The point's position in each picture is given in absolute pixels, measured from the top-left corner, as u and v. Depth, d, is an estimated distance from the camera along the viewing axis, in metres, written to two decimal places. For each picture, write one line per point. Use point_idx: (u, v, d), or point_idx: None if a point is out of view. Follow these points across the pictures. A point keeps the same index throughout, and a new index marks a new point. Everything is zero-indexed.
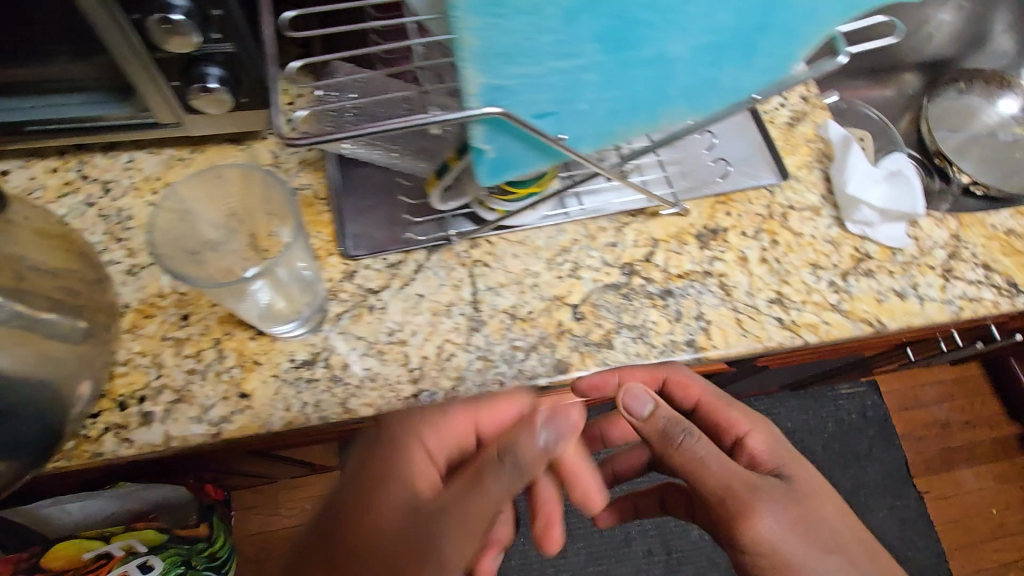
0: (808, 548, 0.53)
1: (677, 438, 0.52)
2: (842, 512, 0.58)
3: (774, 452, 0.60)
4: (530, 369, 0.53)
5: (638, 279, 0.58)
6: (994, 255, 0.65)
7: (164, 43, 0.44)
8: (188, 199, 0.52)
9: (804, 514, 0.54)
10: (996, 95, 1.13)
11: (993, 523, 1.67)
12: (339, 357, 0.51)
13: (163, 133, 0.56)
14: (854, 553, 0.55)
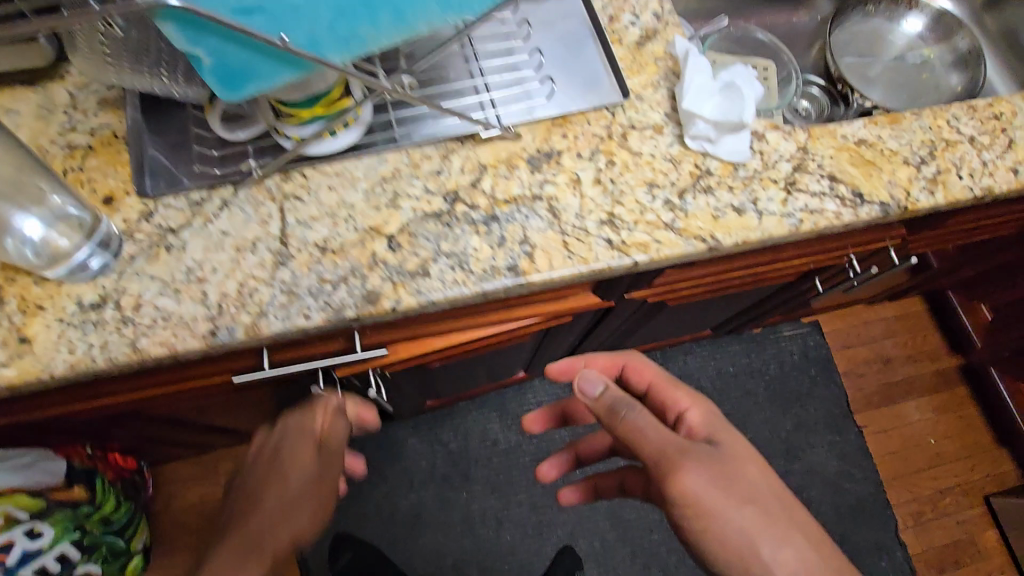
0: (728, 501, 0.58)
1: (621, 412, 0.61)
2: (767, 472, 0.63)
3: (711, 426, 0.67)
4: (338, 302, 0.51)
5: (462, 205, 0.57)
6: (842, 165, 0.64)
7: None
8: None
9: (725, 472, 0.60)
10: (902, 15, 1.09)
11: (929, 453, 1.67)
12: (130, 298, 0.49)
13: None
14: (771, 507, 0.60)
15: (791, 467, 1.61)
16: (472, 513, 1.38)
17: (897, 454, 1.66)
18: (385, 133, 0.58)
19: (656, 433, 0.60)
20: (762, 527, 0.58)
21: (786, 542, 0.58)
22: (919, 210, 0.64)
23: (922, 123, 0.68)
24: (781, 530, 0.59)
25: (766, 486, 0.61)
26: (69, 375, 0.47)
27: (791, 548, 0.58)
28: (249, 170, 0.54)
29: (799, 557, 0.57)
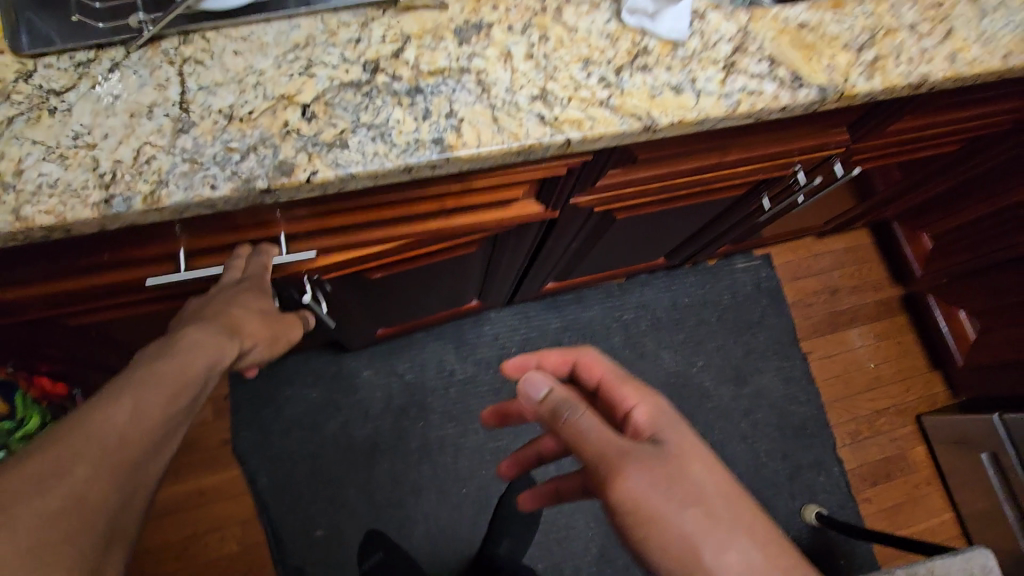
0: (670, 505, 0.51)
1: (563, 415, 0.55)
2: (713, 468, 0.54)
3: (663, 418, 0.59)
4: (247, 172, 0.48)
5: (382, 76, 0.53)
6: (782, 48, 0.63)
7: None
8: None
9: (669, 474, 0.52)
10: None
11: (869, 376, 1.76)
12: (10, 163, 0.45)
13: None
14: (717, 507, 0.52)
15: (741, 392, 1.68)
16: (429, 440, 1.39)
17: (839, 378, 1.74)
18: None
19: (600, 436, 0.54)
20: (709, 531, 0.51)
21: (737, 549, 0.50)
22: (856, 95, 0.63)
23: (864, 9, 0.67)
24: (732, 538, 0.51)
25: (719, 489, 0.53)
26: None
27: (744, 553, 0.50)
28: (139, 27, 0.49)
29: (744, 560, 0.50)
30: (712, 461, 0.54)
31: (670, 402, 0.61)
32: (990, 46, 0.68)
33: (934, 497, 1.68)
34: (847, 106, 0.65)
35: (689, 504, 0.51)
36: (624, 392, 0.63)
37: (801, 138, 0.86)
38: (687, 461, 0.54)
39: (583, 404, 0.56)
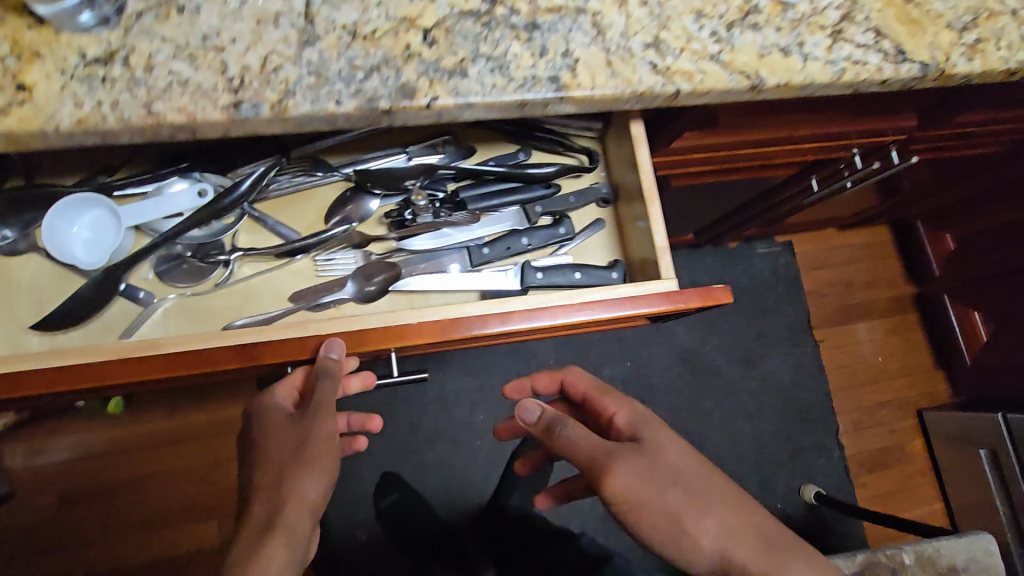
0: (654, 490, 0.56)
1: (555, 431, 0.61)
2: (689, 450, 0.61)
3: (639, 420, 0.65)
4: (370, 92, 0.48)
5: (502, 8, 0.53)
6: (888, 21, 0.62)
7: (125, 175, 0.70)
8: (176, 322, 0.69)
9: (653, 462, 0.59)
10: None
11: (875, 369, 1.80)
12: (141, 57, 0.44)
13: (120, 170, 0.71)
14: (692, 483, 0.59)
15: (752, 373, 1.71)
16: (445, 392, 1.42)
17: (846, 369, 1.78)
18: None
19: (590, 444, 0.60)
20: (686, 504, 0.57)
21: (714, 516, 0.57)
22: (954, 76, 0.63)
23: None
24: (712, 508, 0.57)
25: (693, 469, 0.60)
26: (74, 134, 0.43)
27: (724, 521, 0.56)
28: None
29: (721, 524, 0.56)
30: (684, 442, 0.62)
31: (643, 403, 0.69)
32: None
33: (924, 487, 1.75)
34: (941, 86, 0.65)
35: (674, 483, 0.57)
36: (607, 403, 0.71)
37: (867, 121, 0.86)
38: (666, 450, 0.60)
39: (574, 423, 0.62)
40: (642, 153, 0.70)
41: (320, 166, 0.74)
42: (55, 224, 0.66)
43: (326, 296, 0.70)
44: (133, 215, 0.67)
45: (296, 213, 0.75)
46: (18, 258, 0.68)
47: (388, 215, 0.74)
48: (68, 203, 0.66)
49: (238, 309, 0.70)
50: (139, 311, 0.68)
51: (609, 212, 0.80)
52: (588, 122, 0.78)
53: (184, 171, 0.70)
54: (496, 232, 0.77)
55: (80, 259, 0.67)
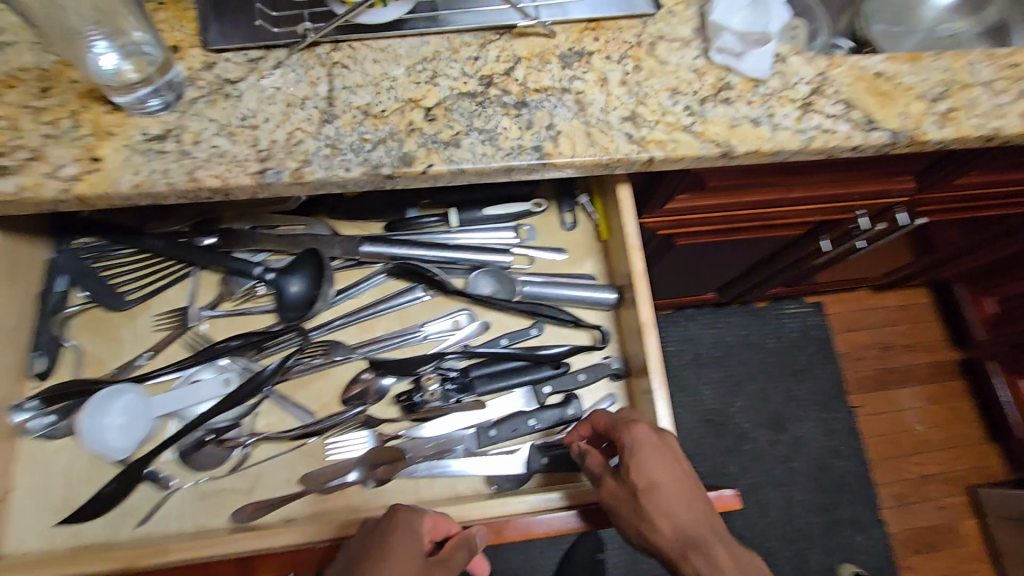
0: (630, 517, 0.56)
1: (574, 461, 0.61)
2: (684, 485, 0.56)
3: (655, 460, 0.56)
4: (376, 160, 0.56)
5: (495, 90, 0.61)
6: (858, 94, 0.67)
7: (155, 312, 0.68)
8: (187, 510, 0.62)
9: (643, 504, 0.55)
10: None
11: (917, 439, 1.68)
12: (191, 134, 0.54)
13: (148, 294, 0.68)
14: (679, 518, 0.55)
15: (783, 439, 1.63)
16: None
17: (886, 438, 1.68)
18: (427, 13, 0.63)
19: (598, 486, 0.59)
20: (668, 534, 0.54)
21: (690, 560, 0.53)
22: (927, 142, 0.67)
23: (940, 64, 0.71)
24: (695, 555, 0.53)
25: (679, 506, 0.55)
26: (131, 195, 0.52)
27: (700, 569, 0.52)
28: (303, 34, 0.59)
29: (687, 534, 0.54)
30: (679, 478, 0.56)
31: (662, 443, 0.57)
32: None
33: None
34: (917, 151, 0.68)
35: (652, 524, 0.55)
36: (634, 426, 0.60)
37: (862, 185, 0.89)
38: (666, 497, 0.55)
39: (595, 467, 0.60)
40: (652, 344, 0.65)
41: (338, 348, 0.68)
42: (89, 421, 0.60)
43: (332, 480, 0.63)
44: (162, 404, 0.62)
45: (311, 393, 0.68)
46: (58, 442, 0.63)
47: (400, 398, 0.67)
48: (100, 393, 0.61)
49: (248, 493, 0.63)
50: (159, 497, 0.62)
51: (620, 385, 0.71)
52: (600, 299, 0.71)
53: (210, 357, 0.65)
54: (507, 412, 0.68)
55: (115, 447, 0.61)
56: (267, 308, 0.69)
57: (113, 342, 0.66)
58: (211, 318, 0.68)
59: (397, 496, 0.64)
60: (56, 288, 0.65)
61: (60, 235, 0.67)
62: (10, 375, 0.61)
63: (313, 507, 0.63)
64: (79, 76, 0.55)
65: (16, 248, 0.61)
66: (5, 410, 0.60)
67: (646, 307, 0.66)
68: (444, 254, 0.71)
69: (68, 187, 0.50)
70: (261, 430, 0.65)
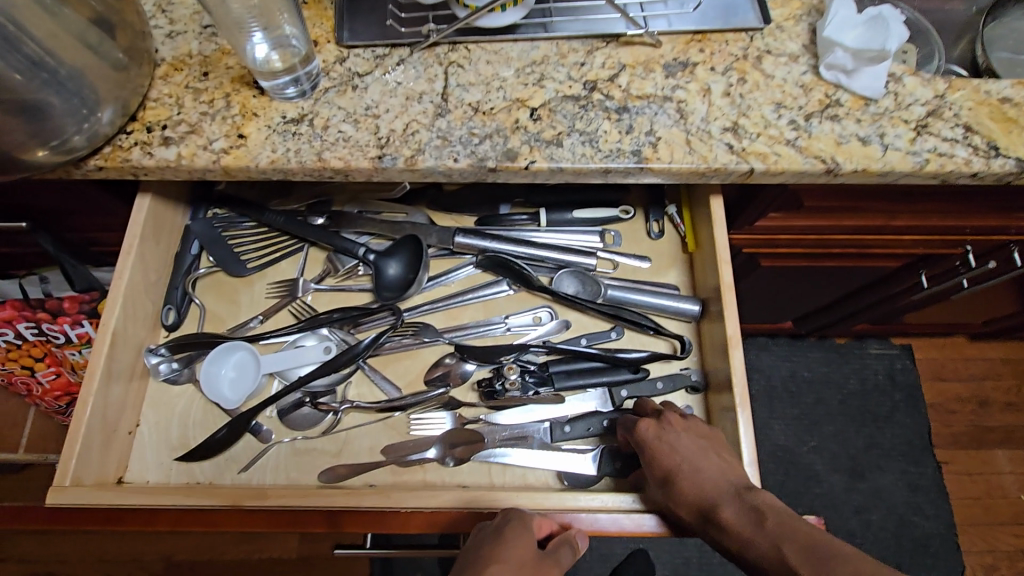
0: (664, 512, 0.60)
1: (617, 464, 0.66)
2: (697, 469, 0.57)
3: (663, 447, 0.59)
4: (482, 153, 0.59)
5: (598, 94, 0.63)
6: (980, 118, 0.64)
7: (270, 281, 0.75)
8: (282, 465, 0.67)
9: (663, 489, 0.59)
10: None
11: (1016, 508, 1.52)
12: (321, 119, 0.60)
13: (265, 264, 0.75)
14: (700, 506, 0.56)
15: (859, 488, 1.51)
16: None
17: (979, 502, 1.52)
18: (539, 20, 0.66)
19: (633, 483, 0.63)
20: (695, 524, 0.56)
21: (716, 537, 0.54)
22: None
23: None
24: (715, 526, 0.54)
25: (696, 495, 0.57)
26: (267, 170, 0.58)
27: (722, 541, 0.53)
28: (427, 34, 0.63)
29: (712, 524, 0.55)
30: (691, 465, 0.58)
31: (665, 435, 0.60)
32: None
33: None
34: None
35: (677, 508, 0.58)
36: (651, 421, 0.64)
37: (977, 218, 0.83)
38: (679, 480, 0.57)
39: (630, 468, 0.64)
40: (736, 358, 0.65)
41: (427, 331, 0.72)
42: (208, 369, 0.68)
43: (412, 454, 0.66)
44: (269, 362, 0.68)
45: (398, 370, 0.72)
46: (180, 387, 0.70)
47: (480, 384, 0.69)
48: (220, 346, 0.69)
49: (335, 455, 0.68)
50: (260, 448, 0.68)
51: (697, 399, 0.71)
52: (683, 309, 0.72)
53: (313, 325, 0.71)
54: (581, 409, 0.69)
55: (225, 397, 0.68)
56: (366, 287, 0.74)
57: (232, 303, 0.74)
58: (316, 291, 0.74)
59: (469, 477, 0.66)
60: (191, 251, 0.74)
61: (198, 204, 0.75)
62: (147, 321, 0.70)
63: (391, 477, 0.66)
64: (233, 64, 0.62)
65: (164, 213, 0.70)
66: (140, 352, 0.69)
67: (732, 321, 0.66)
68: (533, 251, 0.73)
69: (217, 159, 0.58)
70: (352, 398, 0.70)
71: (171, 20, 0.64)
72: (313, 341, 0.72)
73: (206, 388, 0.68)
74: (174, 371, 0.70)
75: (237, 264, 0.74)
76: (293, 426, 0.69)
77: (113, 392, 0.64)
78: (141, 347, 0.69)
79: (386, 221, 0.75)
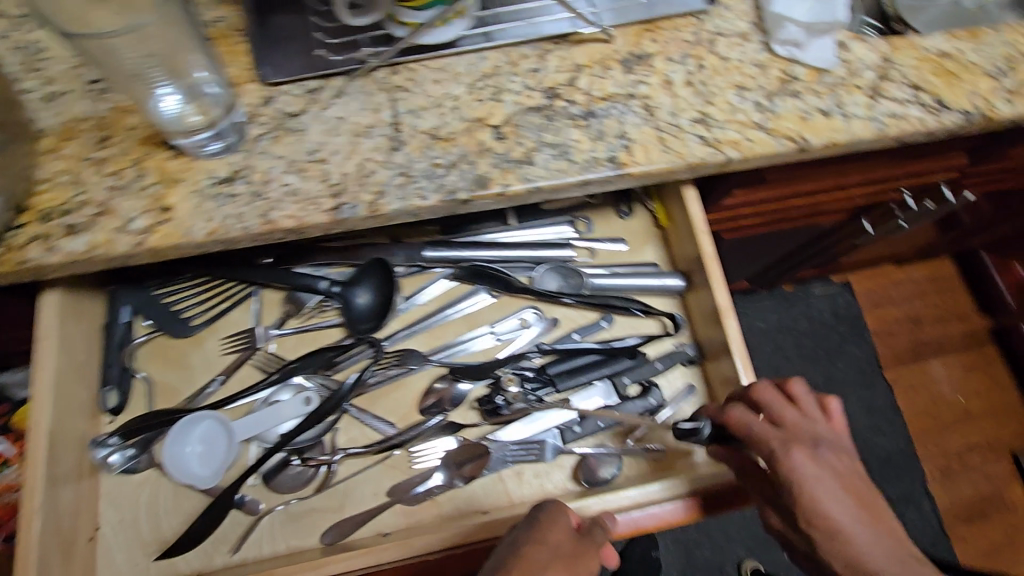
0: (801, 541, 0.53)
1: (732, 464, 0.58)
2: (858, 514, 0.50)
3: (806, 479, 0.51)
4: (451, 185, 0.54)
5: (561, 101, 0.59)
6: (924, 75, 0.66)
7: (223, 334, 0.66)
8: (279, 535, 0.60)
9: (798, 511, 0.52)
10: None
11: (958, 410, 1.67)
12: (259, 174, 0.52)
13: (213, 317, 0.66)
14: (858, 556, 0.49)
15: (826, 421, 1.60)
16: None
17: (928, 411, 1.66)
18: (483, 28, 0.61)
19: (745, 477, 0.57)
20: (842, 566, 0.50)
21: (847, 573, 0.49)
22: (998, 119, 0.65)
23: (1001, 38, 0.69)
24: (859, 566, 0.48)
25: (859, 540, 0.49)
26: (205, 243, 0.50)
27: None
28: (364, 59, 0.57)
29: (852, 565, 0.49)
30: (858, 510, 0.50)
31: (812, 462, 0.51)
32: None
33: None
34: (988, 129, 0.66)
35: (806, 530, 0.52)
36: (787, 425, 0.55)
37: (918, 165, 0.87)
38: (831, 526, 0.50)
39: (742, 458, 0.58)
40: (732, 326, 0.63)
41: (412, 357, 0.66)
42: (170, 450, 0.59)
43: (418, 487, 0.62)
44: (242, 428, 0.61)
45: (388, 405, 0.66)
46: (140, 475, 0.61)
47: (480, 402, 0.65)
48: (179, 420, 0.60)
49: (338, 510, 0.61)
50: (249, 521, 0.60)
51: (697, 372, 0.69)
52: (668, 286, 0.70)
53: (286, 375, 0.63)
54: (591, 406, 0.66)
55: (198, 476, 0.59)
56: (334, 322, 0.67)
57: (183, 369, 0.65)
58: (279, 337, 0.66)
59: (487, 500, 0.62)
60: (122, 318, 0.63)
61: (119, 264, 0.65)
62: (84, 411, 0.60)
63: (404, 519, 0.61)
64: (137, 123, 0.52)
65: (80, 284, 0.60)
66: (85, 446, 0.59)
67: (721, 290, 0.64)
68: (507, 253, 0.69)
69: (140, 241, 0.48)
70: (343, 446, 0.63)
71: (46, 80, 0.53)
72: (287, 394, 0.64)
73: (171, 466, 0.59)
74: (130, 459, 0.61)
75: (180, 323, 0.65)
76: (283, 487, 0.62)
77: (63, 498, 0.55)
78: (86, 441, 0.60)
79: (341, 245, 0.67)
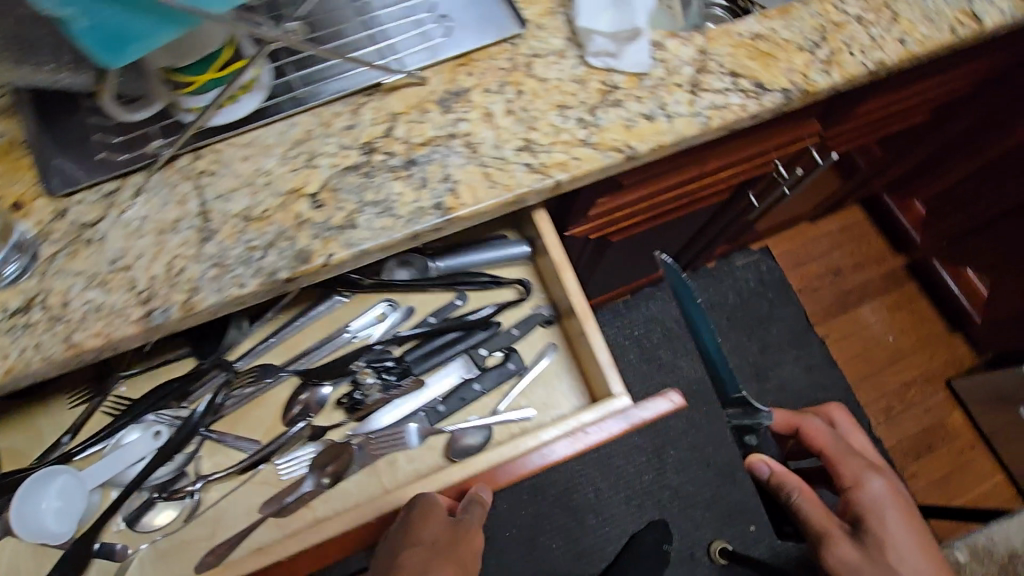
0: None
1: None
2: None
3: None
4: (269, 266, 0.51)
5: (379, 155, 0.57)
6: (741, 60, 0.67)
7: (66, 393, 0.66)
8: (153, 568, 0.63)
9: (831, 532, 0.85)
10: None
11: (889, 350, 1.75)
12: (56, 296, 0.49)
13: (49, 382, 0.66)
14: None
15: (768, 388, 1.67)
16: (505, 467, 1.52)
17: (862, 356, 1.74)
18: (288, 94, 0.58)
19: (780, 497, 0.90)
20: None
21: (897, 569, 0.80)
22: (818, 91, 0.67)
23: (812, 11, 0.70)
24: (861, 532, 0.84)
25: None
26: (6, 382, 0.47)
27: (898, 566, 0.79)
28: (156, 152, 0.53)
29: None
30: None
31: None
32: (938, 22, 0.71)
33: (980, 461, 1.66)
34: (811, 102, 0.68)
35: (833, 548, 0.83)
36: None
37: (775, 141, 0.90)
38: None
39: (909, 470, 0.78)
40: (570, 281, 0.68)
41: (268, 371, 0.67)
42: (21, 509, 0.57)
43: (288, 497, 0.65)
44: (93, 476, 0.61)
45: (250, 423, 0.68)
46: None
47: (343, 401, 0.68)
48: (31, 478, 0.58)
49: (210, 537, 0.64)
50: (119, 565, 0.63)
51: (554, 331, 0.73)
52: (513, 255, 0.73)
53: (138, 413, 0.63)
54: (448, 383, 0.70)
55: (53, 532, 0.58)
56: (183, 354, 0.67)
57: (30, 433, 0.65)
58: (130, 379, 0.66)
59: (360, 492, 0.66)
60: None
61: None
62: None
63: (279, 529, 0.64)
64: None
65: None
66: None
67: (556, 249, 0.69)
68: None
69: None
70: (207, 472, 0.66)
71: None
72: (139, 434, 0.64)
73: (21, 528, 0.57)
74: None
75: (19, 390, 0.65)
76: (152, 518, 0.63)
77: None
78: None
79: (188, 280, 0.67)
